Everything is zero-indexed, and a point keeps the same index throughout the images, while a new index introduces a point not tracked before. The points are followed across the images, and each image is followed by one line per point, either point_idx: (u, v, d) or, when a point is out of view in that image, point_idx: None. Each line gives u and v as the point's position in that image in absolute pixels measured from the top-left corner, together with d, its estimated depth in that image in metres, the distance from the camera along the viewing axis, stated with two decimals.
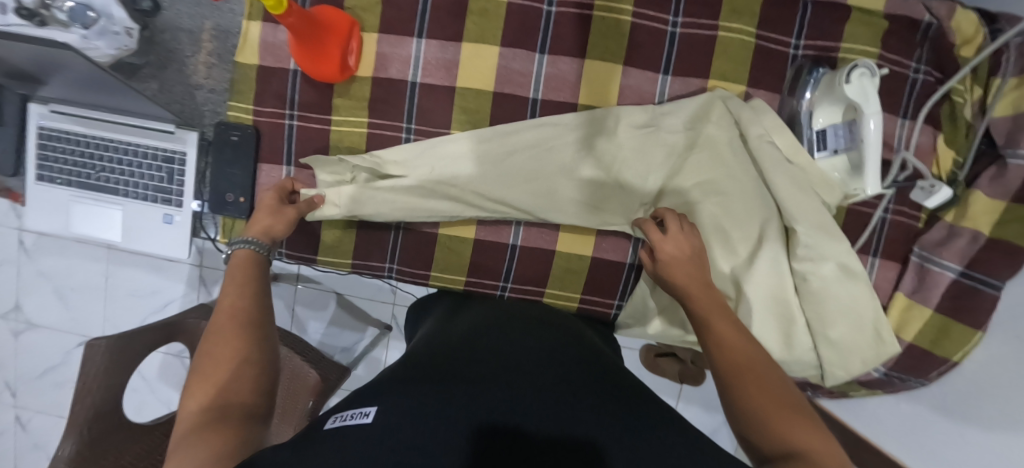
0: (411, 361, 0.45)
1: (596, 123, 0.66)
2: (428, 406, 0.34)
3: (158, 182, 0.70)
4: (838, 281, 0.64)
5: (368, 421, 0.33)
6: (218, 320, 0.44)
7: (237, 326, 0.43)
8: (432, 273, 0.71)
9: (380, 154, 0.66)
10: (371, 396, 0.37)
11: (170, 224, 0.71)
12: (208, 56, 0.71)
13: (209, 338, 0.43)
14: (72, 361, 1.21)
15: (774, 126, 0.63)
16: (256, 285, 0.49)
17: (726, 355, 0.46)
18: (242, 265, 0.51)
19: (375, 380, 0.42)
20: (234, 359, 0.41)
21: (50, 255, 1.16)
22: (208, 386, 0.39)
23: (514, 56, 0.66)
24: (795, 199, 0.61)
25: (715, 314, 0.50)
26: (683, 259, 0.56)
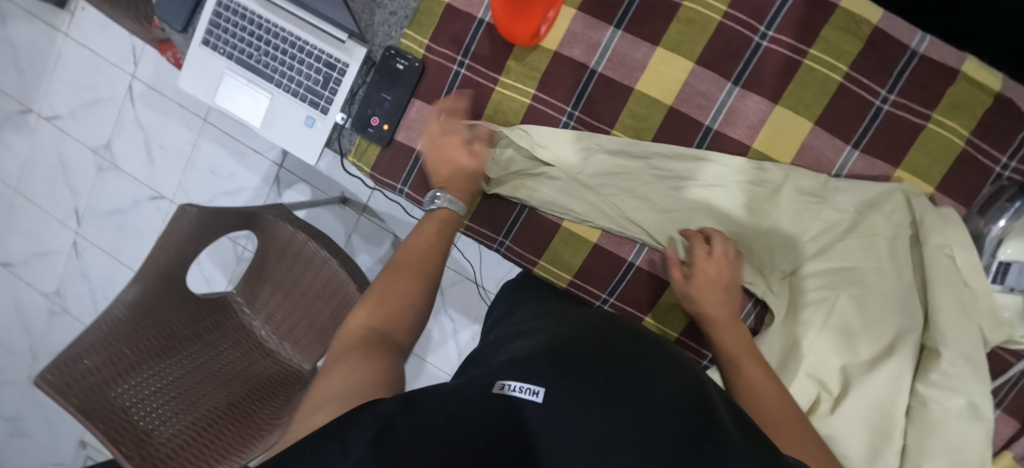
0: (558, 339, 0.48)
1: (764, 175, 0.62)
2: (560, 402, 0.39)
3: (313, 85, 0.70)
4: (963, 423, 0.57)
5: (532, 402, 0.40)
6: (407, 262, 0.56)
7: (416, 271, 0.55)
8: (541, 262, 0.69)
9: (534, 132, 0.65)
10: (524, 369, 0.43)
11: (309, 127, 0.71)
12: None
13: (387, 275, 0.55)
14: (137, 212, 1.20)
15: (958, 240, 0.57)
16: (438, 246, 0.58)
17: (760, 400, 0.49)
18: (437, 222, 0.60)
19: (527, 347, 0.47)
20: (403, 299, 0.53)
21: (151, 108, 1.15)
22: (373, 314, 0.51)
23: (703, 76, 0.63)
24: (954, 322, 0.57)
25: (745, 356, 0.54)
26: (715, 283, 0.59)
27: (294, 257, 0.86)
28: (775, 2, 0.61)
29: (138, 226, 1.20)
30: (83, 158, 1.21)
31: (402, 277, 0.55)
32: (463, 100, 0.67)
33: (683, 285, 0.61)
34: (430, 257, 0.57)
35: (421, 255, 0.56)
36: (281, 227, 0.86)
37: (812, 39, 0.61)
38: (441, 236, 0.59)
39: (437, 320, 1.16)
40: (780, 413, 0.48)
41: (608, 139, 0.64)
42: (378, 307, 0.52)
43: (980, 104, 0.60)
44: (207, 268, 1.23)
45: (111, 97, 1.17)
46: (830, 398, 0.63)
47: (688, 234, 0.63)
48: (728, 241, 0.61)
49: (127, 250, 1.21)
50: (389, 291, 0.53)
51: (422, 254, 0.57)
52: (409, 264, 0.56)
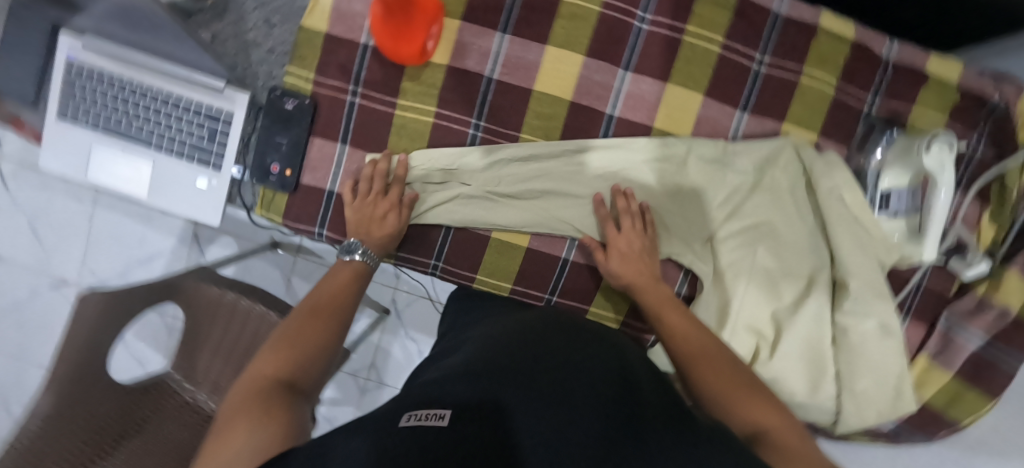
0: (490, 354, 0.46)
1: (669, 152, 0.65)
2: (478, 411, 0.37)
3: (198, 142, 0.64)
4: (877, 341, 0.65)
5: (443, 420, 0.36)
6: (315, 302, 0.54)
7: (325, 312, 0.52)
8: (478, 276, 0.69)
9: (445, 153, 0.64)
10: (443, 397, 0.39)
11: (204, 188, 0.65)
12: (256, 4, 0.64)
13: (291, 319, 0.51)
14: (36, 305, 1.07)
15: (846, 182, 0.63)
16: (351, 291, 0.56)
17: (678, 342, 0.53)
18: (347, 273, 0.58)
19: (447, 369, 0.45)
20: (312, 338, 0.49)
21: (31, 188, 1.04)
22: (280, 356, 0.46)
23: (597, 68, 0.65)
24: (858, 256, 0.62)
25: (667, 310, 0.56)
26: (631, 260, 0.61)
27: (223, 320, 0.78)
28: None
29: (40, 320, 1.07)
30: None
31: (314, 321, 0.51)
32: (366, 129, 0.65)
33: (604, 262, 0.63)
34: (345, 298, 0.55)
35: (334, 296, 0.54)
36: (206, 291, 0.77)
37: (687, 17, 0.64)
38: (352, 286, 0.57)
39: (402, 345, 1.12)
40: (703, 349, 0.51)
41: (517, 146, 0.65)
42: (288, 354, 0.47)
43: (843, 52, 0.65)
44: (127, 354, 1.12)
45: None
46: (768, 344, 0.69)
47: (598, 213, 0.64)
48: (630, 196, 0.64)
49: (30, 349, 1.07)
50: (298, 334, 0.49)
51: (334, 297, 0.55)
52: (323, 310, 0.52)
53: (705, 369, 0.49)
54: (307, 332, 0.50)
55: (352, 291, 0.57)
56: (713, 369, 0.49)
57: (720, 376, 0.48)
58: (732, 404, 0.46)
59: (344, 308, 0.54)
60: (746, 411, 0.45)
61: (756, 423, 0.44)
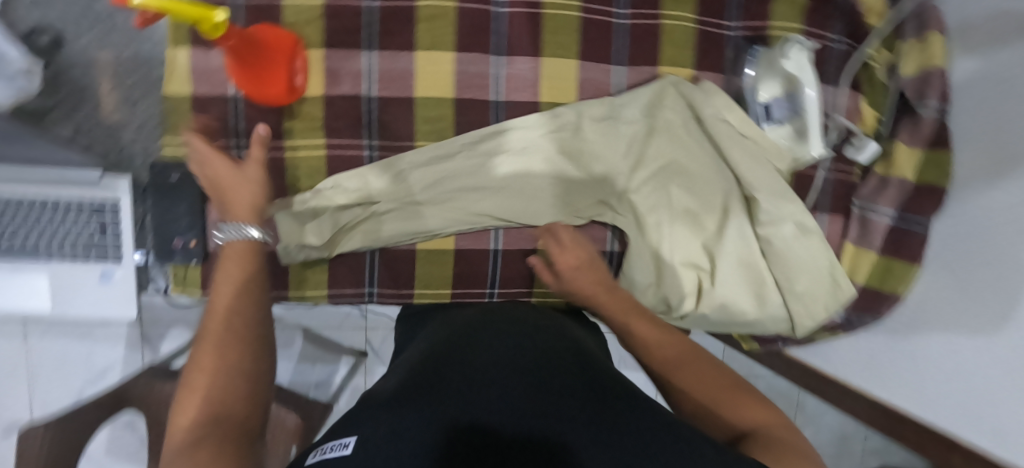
0: (415, 370, 0.46)
1: (561, 120, 0.67)
2: (398, 428, 0.37)
3: (90, 238, 0.62)
4: (798, 241, 0.69)
5: (346, 450, 0.35)
6: (212, 323, 0.43)
7: (231, 323, 0.43)
8: (416, 290, 0.68)
9: (340, 181, 0.63)
10: (354, 424, 0.39)
11: (108, 282, 0.63)
12: (115, 92, 0.62)
13: (195, 352, 0.41)
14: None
15: (726, 104, 0.66)
16: (251, 276, 0.48)
17: (652, 351, 0.53)
18: (234, 255, 0.49)
19: (376, 395, 0.44)
20: (224, 350, 0.41)
21: None
22: (195, 400, 0.37)
23: (470, 60, 0.65)
24: (754, 170, 0.65)
25: (632, 317, 0.58)
26: (577, 272, 0.63)
27: None
28: None
29: None
30: None
31: (219, 332, 0.42)
32: None
33: (558, 282, 0.65)
34: (246, 289, 0.47)
35: (228, 298, 0.45)
36: None
37: None
38: (247, 266, 0.49)
39: None
40: (674, 351, 0.53)
41: (415, 153, 0.65)
42: (209, 384, 0.38)
43: None
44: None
45: None
46: (706, 273, 0.72)
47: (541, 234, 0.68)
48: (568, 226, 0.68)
49: None
50: (200, 377, 0.38)
51: (228, 298, 0.45)
52: (224, 313, 0.44)
53: (670, 368, 0.51)
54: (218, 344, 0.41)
55: (255, 273, 0.49)
56: (693, 373, 0.50)
57: (692, 377, 0.49)
58: (717, 406, 0.46)
59: (248, 304, 0.45)
60: (734, 413, 0.46)
61: (749, 424, 0.44)
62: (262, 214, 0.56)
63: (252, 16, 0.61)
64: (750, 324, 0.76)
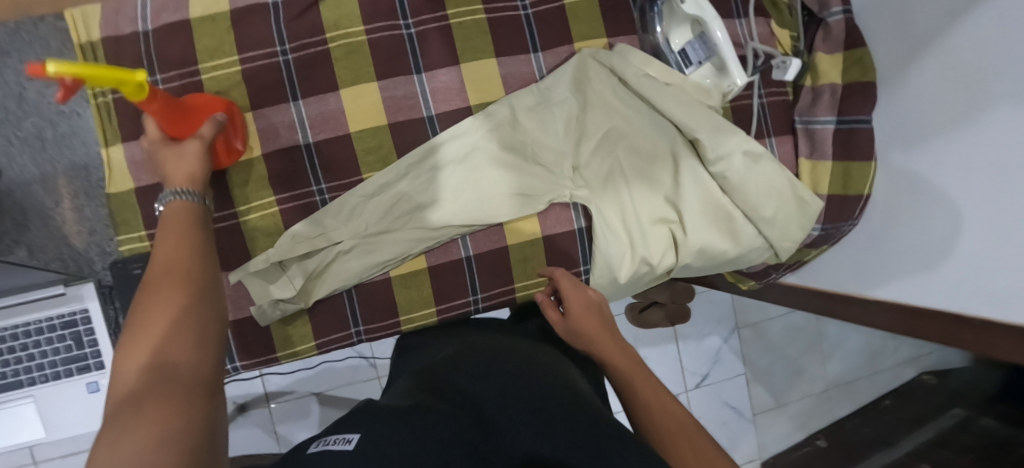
0: (426, 390, 0.47)
1: (495, 118, 0.68)
2: (392, 439, 0.37)
3: (66, 353, 0.61)
4: (751, 169, 0.70)
5: (346, 447, 0.37)
6: (157, 280, 0.39)
7: (180, 278, 0.39)
8: (401, 318, 0.68)
9: (299, 231, 0.64)
10: (357, 424, 0.41)
11: (95, 392, 0.62)
12: (58, 205, 0.63)
13: (140, 303, 0.37)
14: None
15: (645, 60, 0.68)
16: (199, 239, 0.44)
17: (651, 414, 0.46)
18: (176, 220, 0.45)
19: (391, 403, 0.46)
20: (173, 303, 0.37)
21: None
22: (142, 346, 0.34)
23: (394, 84, 0.67)
24: (688, 114, 0.67)
25: (638, 373, 0.51)
26: (585, 311, 0.60)
27: None
28: None
29: None
30: None
31: (168, 285, 0.38)
32: (221, 251, 0.64)
33: (563, 322, 0.60)
34: (194, 250, 0.42)
35: (174, 258, 0.41)
36: None
37: (442, 4, 0.68)
38: (190, 232, 0.45)
39: None
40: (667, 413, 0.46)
41: (365, 186, 0.66)
42: (162, 333, 0.34)
43: None
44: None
45: None
46: (676, 225, 0.73)
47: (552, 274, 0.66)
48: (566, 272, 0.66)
49: None
50: (150, 326, 0.35)
51: (175, 257, 0.41)
52: (172, 269, 0.40)
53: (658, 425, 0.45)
54: (165, 298, 0.37)
55: (199, 235, 0.45)
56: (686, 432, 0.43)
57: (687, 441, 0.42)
58: None
59: (199, 263, 0.41)
60: None
61: None
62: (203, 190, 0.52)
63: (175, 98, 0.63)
64: (732, 261, 0.78)
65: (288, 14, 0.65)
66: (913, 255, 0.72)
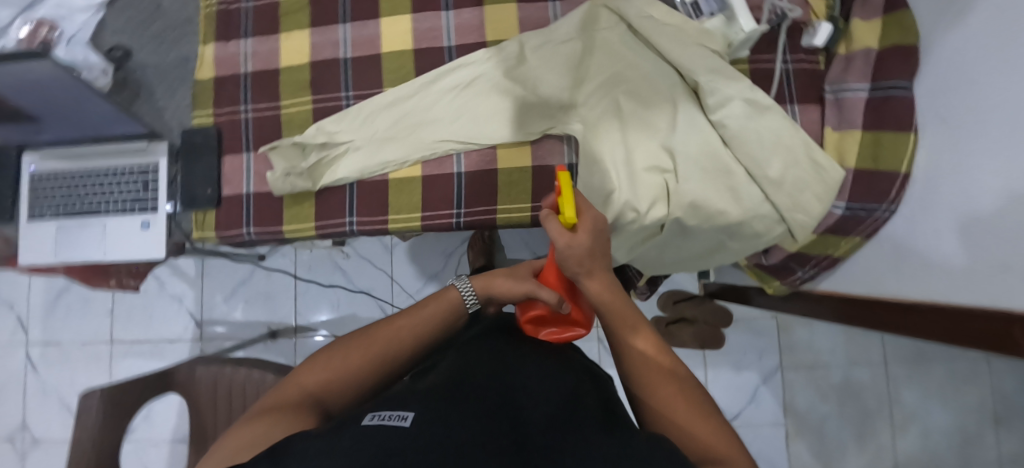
0: (453, 379, 0.48)
1: (505, 51, 0.75)
2: (447, 421, 0.38)
3: (136, 195, 0.77)
4: (753, 118, 0.67)
5: (404, 424, 0.37)
6: (381, 331, 0.53)
7: (391, 337, 0.52)
8: (389, 217, 0.75)
9: (322, 125, 0.75)
10: (405, 403, 0.41)
11: (146, 229, 0.77)
12: (161, 84, 0.81)
13: (366, 331, 0.53)
14: (154, 423, 1.42)
15: (650, 3, 0.70)
16: (425, 331, 0.55)
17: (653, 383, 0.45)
18: (435, 305, 0.57)
19: (421, 389, 0.46)
20: (369, 352, 0.51)
21: (127, 350, 1.47)
22: (335, 363, 0.50)
23: (424, 18, 0.78)
24: (686, 53, 0.67)
25: (635, 334, 0.49)
26: (600, 247, 0.50)
27: None
28: None
29: (159, 430, 1.42)
30: None
31: (383, 335, 0.52)
32: (262, 134, 0.77)
33: (570, 247, 0.48)
34: (417, 327, 0.54)
35: (399, 328, 0.53)
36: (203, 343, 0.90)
37: None
38: (434, 321, 0.56)
39: None
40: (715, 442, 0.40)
41: (381, 96, 0.75)
42: (346, 368, 0.50)
43: None
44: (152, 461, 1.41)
45: (91, 356, 1.48)
46: (671, 173, 0.71)
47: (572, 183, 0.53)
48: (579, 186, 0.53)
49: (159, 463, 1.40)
50: (352, 352, 0.51)
51: (409, 319, 0.55)
52: (391, 328, 0.53)
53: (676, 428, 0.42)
54: (371, 344, 0.52)
55: (430, 322, 0.56)
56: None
57: (689, 421, 0.42)
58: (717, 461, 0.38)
59: (407, 343, 0.53)
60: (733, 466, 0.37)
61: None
62: (490, 295, 0.61)
63: (258, 14, 0.80)
64: (736, 228, 0.72)
65: None
66: (940, 237, 0.63)
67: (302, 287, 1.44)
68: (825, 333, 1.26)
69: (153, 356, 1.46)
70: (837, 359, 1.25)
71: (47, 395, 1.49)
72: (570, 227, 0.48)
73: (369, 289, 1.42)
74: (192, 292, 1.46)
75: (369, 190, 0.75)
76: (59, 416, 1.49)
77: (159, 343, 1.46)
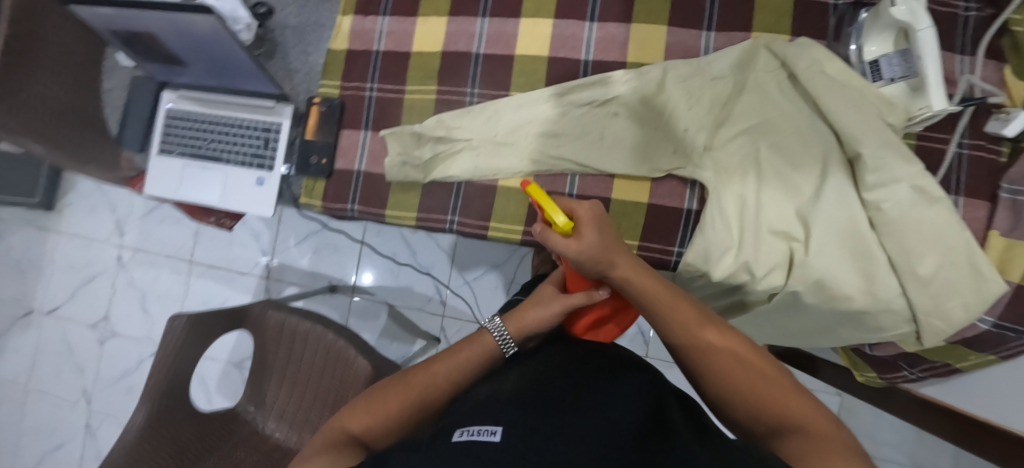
0: (526, 382, 0.53)
1: (646, 76, 0.70)
2: (529, 429, 0.45)
3: (256, 150, 0.80)
4: (915, 208, 0.60)
5: (495, 440, 0.44)
6: (418, 376, 0.58)
7: (425, 382, 0.57)
8: (491, 224, 0.74)
9: (446, 119, 0.74)
10: (489, 414, 0.48)
11: (260, 186, 0.80)
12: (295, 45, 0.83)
13: (404, 375, 0.59)
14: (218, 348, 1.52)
15: (824, 56, 0.63)
16: (457, 378, 0.58)
17: (709, 366, 0.50)
18: (470, 350, 0.60)
19: (500, 391, 0.52)
20: (405, 393, 0.57)
21: (203, 271, 1.57)
22: (376, 408, 0.56)
23: (566, 25, 0.74)
24: (856, 122, 0.60)
25: (682, 312, 0.53)
26: (603, 229, 0.55)
27: (334, 364, 1.03)
28: None
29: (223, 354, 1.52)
30: (162, 312, 1.60)
31: (418, 378, 0.58)
32: (381, 115, 0.77)
33: (579, 246, 0.53)
34: (449, 371, 0.58)
35: (433, 373, 0.58)
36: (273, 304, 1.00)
37: None
38: (464, 368, 0.59)
39: None
40: (780, 408, 0.46)
41: (508, 100, 0.73)
42: (382, 414, 0.56)
43: None
44: (210, 378, 1.52)
45: (172, 269, 1.60)
46: (799, 243, 0.66)
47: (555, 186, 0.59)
48: None
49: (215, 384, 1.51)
50: (388, 399, 0.57)
51: (444, 364, 0.59)
52: (426, 372, 0.58)
53: (742, 406, 0.48)
54: (403, 390, 0.57)
55: (462, 370, 0.59)
56: (810, 436, 0.42)
57: (751, 403, 0.48)
58: (792, 423, 0.45)
59: (439, 390, 0.57)
60: (803, 435, 0.43)
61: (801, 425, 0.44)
62: (535, 328, 0.62)
63: None
64: (856, 316, 0.66)
65: None
66: None
67: (369, 250, 1.47)
68: (897, 425, 1.16)
69: (225, 283, 1.55)
70: (899, 453, 1.16)
71: (129, 294, 1.63)
72: (573, 234, 0.54)
73: (429, 268, 1.44)
74: (269, 231, 1.54)
75: (478, 193, 0.74)
76: (135, 314, 1.62)
77: (232, 272, 1.55)
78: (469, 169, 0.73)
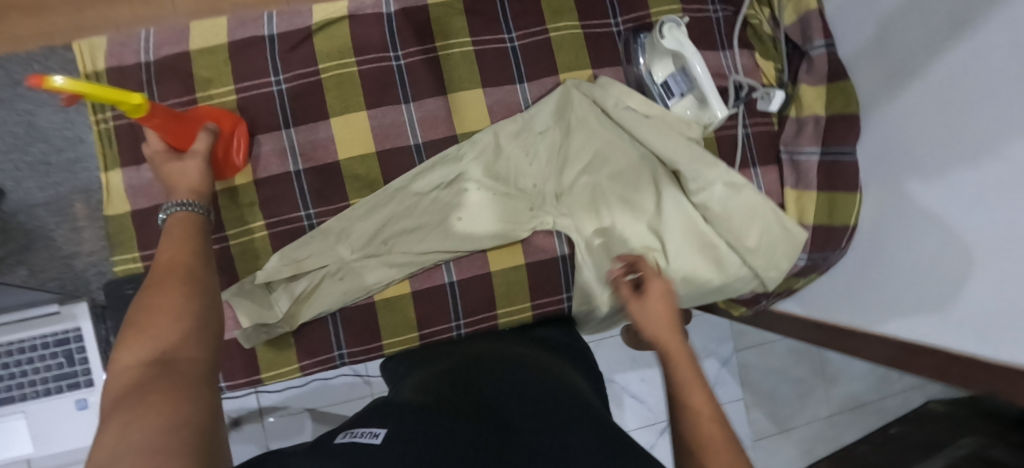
0: (441, 392, 0.43)
1: (480, 144, 0.70)
2: (432, 428, 0.35)
3: (60, 372, 0.64)
4: (731, 198, 0.70)
5: (374, 441, 0.33)
6: (155, 277, 0.40)
7: (184, 285, 0.40)
8: (383, 342, 0.70)
9: (287, 252, 0.66)
10: (385, 417, 0.37)
11: (86, 408, 0.65)
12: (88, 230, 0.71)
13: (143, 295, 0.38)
14: None
15: (624, 91, 0.70)
16: (200, 262, 0.44)
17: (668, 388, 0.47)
18: (178, 222, 0.48)
19: (408, 401, 0.41)
20: (166, 313, 0.36)
21: None
22: (146, 339, 0.34)
23: (382, 113, 0.70)
24: (666, 143, 0.68)
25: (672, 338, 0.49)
26: (668, 313, 0.51)
27: None
28: (384, 33, 0.71)
29: None
30: None
31: (168, 280, 0.40)
32: None
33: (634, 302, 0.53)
34: (186, 254, 0.43)
35: (170, 261, 0.42)
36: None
37: (430, 39, 0.72)
38: (186, 243, 0.46)
39: None
40: None
41: (350, 211, 0.68)
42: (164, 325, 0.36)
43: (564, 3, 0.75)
44: None
45: None
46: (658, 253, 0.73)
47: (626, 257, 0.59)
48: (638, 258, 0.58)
49: None
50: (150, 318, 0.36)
51: (174, 257, 0.43)
52: (164, 271, 0.41)
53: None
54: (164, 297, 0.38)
55: (200, 257, 0.45)
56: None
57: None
58: None
59: (189, 271, 0.42)
60: None
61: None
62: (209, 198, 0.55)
63: None
64: (717, 291, 0.76)
65: (282, 47, 0.69)
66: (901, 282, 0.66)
67: None
68: None
69: None
70: None
71: None
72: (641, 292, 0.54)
73: None
74: None
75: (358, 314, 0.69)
76: None
77: None
78: (336, 299, 0.66)
